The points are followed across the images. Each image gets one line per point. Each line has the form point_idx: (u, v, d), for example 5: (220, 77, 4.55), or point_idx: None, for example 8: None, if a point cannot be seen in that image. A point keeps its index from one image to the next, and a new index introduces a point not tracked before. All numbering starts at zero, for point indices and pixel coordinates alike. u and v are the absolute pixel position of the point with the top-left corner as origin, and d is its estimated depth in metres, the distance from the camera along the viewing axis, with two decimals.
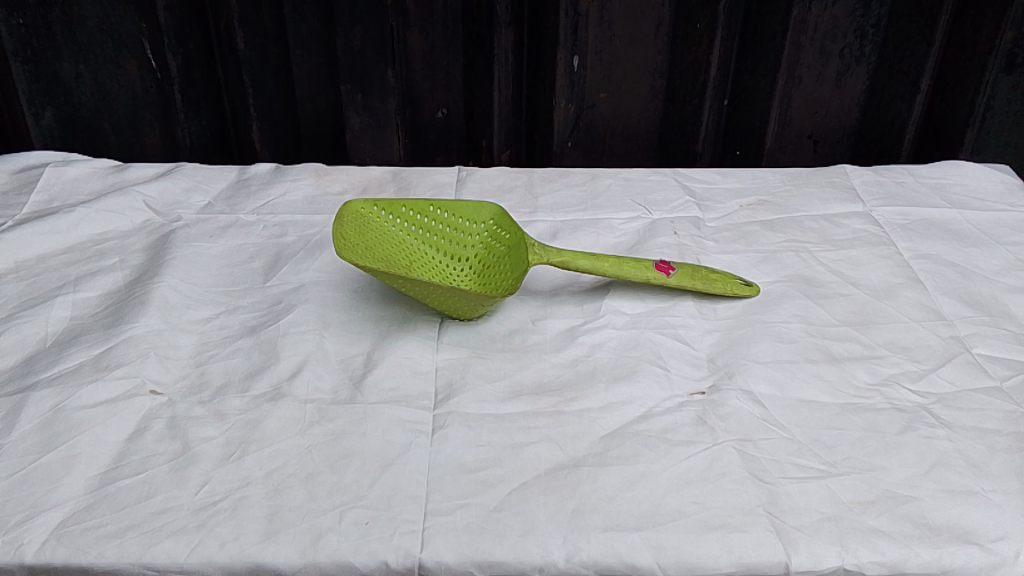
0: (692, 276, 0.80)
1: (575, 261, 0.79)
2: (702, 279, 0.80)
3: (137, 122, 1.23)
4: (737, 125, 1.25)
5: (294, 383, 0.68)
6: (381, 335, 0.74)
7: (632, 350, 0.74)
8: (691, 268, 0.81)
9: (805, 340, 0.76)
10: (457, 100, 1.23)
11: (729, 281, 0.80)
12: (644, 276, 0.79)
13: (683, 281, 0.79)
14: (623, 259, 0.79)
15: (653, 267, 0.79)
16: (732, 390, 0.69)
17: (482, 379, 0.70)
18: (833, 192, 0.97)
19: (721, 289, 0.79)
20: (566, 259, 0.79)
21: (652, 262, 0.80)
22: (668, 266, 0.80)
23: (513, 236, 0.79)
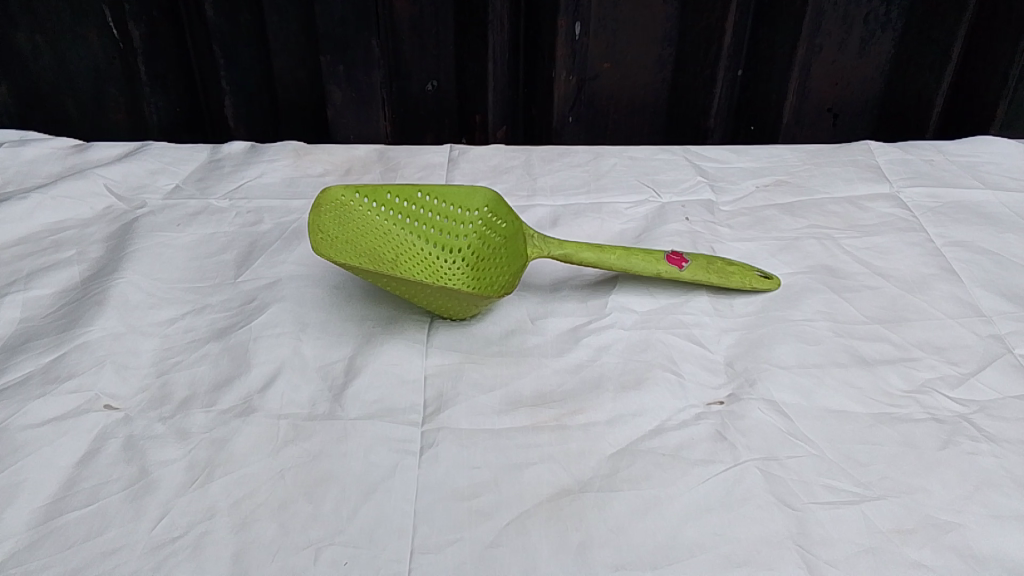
0: (707, 269, 0.72)
1: (578, 253, 0.71)
2: (718, 272, 0.72)
3: (101, 97, 1.15)
4: (752, 98, 1.17)
5: (266, 395, 0.61)
6: (365, 338, 0.67)
7: (642, 353, 0.67)
8: (706, 260, 0.73)
9: (832, 340, 0.69)
10: (448, 71, 1.14)
11: (748, 273, 0.73)
12: (655, 270, 0.71)
13: (698, 275, 0.71)
14: (631, 250, 0.72)
15: (665, 260, 0.72)
16: (754, 401, 0.63)
17: (476, 389, 0.63)
18: (856, 172, 0.89)
19: (739, 284, 0.72)
20: (569, 252, 0.71)
21: (663, 253, 0.73)
22: (681, 258, 0.72)
23: (511, 225, 0.72)
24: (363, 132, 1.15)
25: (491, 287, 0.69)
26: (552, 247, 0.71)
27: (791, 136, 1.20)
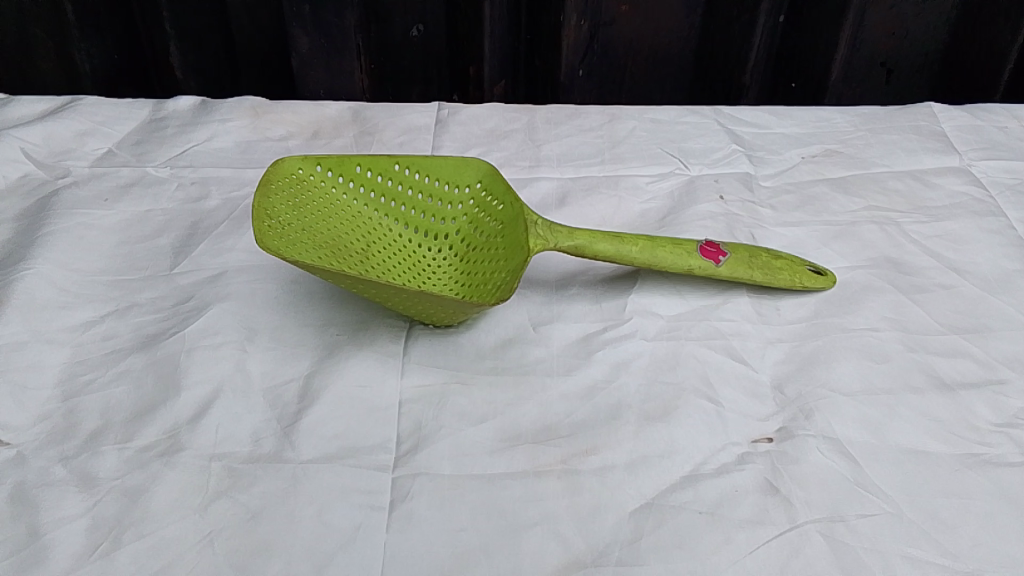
0: (748, 263, 0.58)
1: (591, 243, 0.57)
2: (762, 268, 0.58)
3: (27, 42, 0.98)
4: (796, 51, 1.01)
5: (199, 428, 0.49)
6: (326, 350, 0.54)
7: (669, 374, 0.54)
8: (747, 251, 0.59)
9: (902, 358, 0.56)
10: (437, 14, 0.98)
11: (798, 268, 0.60)
12: (685, 265, 0.57)
13: (738, 271, 0.58)
14: (656, 239, 0.58)
15: (698, 253, 0.58)
16: (811, 439, 0.50)
17: (463, 421, 0.50)
18: (920, 141, 0.75)
19: (787, 282, 0.59)
20: (580, 243, 0.57)
21: (696, 243, 0.59)
22: (718, 251, 0.58)
23: (510, 206, 0.58)
24: (336, 87, 0.99)
25: (484, 284, 0.56)
26: (559, 236, 0.57)
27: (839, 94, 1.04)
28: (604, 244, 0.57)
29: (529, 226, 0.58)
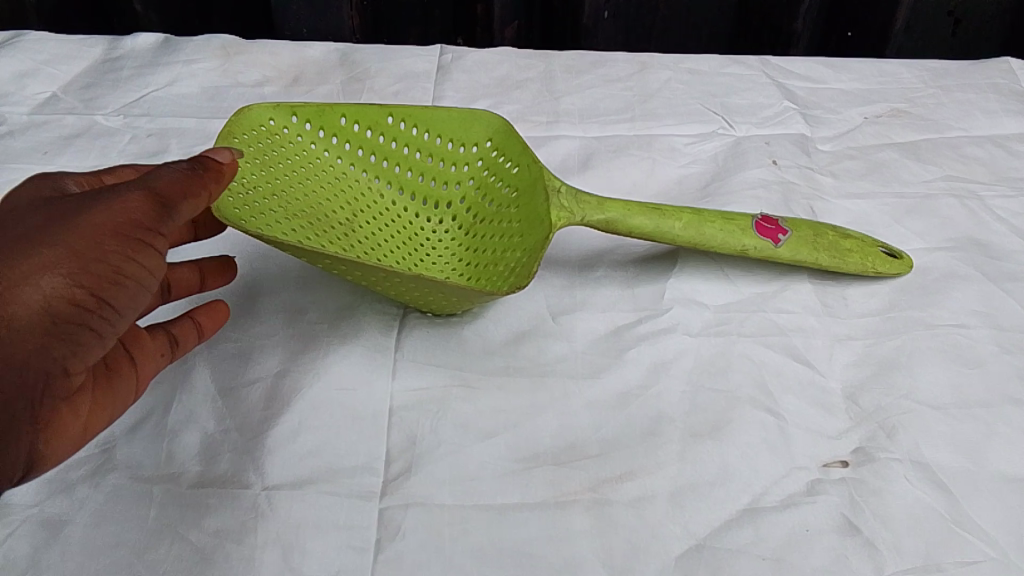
0: (813, 244, 0.48)
1: (626, 216, 0.47)
2: (831, 250, 0.49)
3: None
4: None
5: (141, 440, 0.39)
6: (301, 342, 0.44)
7: (718, 380, 0.44)
8: (811, 229, 0.49)
9: (998, 362, 0.46)
10: None
11: (870, 250, 0.50)
12: (738, 245, 0.47)
13: (800, 253, 0.48)
14: (703, 213, 0.48)
15: (754, 230, 0.48)
16: (896, 463, 0.41)
17: (467, 435, 0.41)
18: (1000, 102, 0.65)
19: (858, 267, 0.49)
20: (612, 215, 0.47)
21: (751, 217, 0.48)
22: (777, 229, 0.48)
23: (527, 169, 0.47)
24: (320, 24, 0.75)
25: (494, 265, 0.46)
26: (586, 208, 0.46)
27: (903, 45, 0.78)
28: (642, 219, 0.47)
29: (550, 194, 0.47)
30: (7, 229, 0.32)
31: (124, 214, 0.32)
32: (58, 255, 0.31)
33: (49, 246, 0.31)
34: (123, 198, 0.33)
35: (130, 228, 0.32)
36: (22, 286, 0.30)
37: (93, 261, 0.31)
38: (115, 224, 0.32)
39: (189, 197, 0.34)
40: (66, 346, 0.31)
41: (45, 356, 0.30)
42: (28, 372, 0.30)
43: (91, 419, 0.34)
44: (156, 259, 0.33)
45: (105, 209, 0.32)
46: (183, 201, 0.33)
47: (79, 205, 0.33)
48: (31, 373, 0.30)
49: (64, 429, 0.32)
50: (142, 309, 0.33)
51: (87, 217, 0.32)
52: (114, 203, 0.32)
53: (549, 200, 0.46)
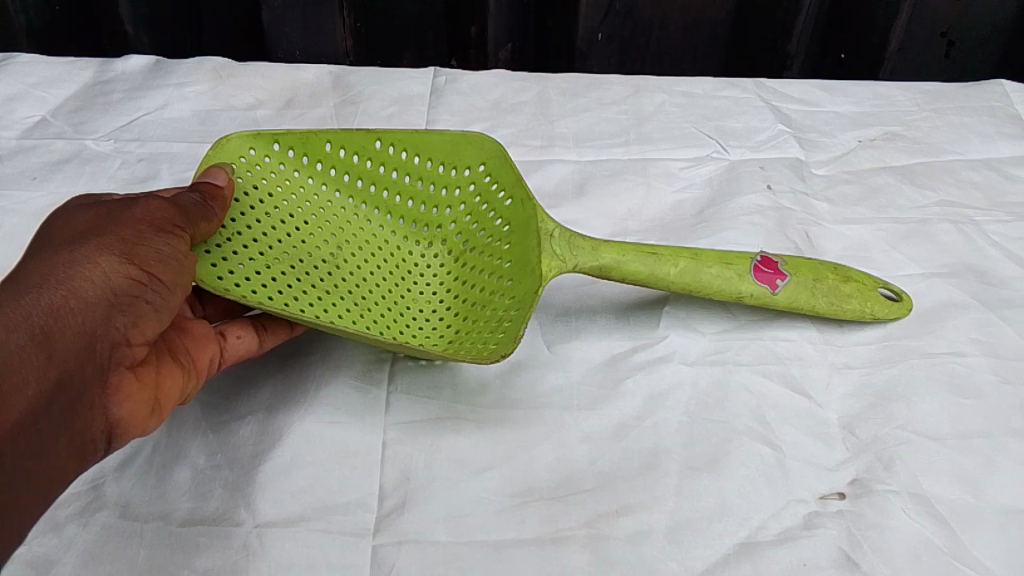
0: (813, 288, 0.47)
1: (623, 258, 0.46)
2: (832, 296, 0.47)
3: None
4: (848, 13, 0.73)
5: (129, 477, 0.39)
6: (294, 374, 0.44)
7: (716, 412, 0.44)
8: (811, 271, 0.47)
9: (998, 392, 0.46)
10: None
11: (873, 293, 0.48)
12: (732, 292, 0.46)
13: (796, 302, 0.46)
14: (701, 255, 0.46)
15: (752, 275, 0.46)
16: (894, 496, 0.41)
17: (462, 470, 0.40)
18: (995, 125, 0.65)
19: (855, 313, 0.48)
20: (607, 259, 0.46)
21: (752, 260, 0.46)
22: (776, 274, 0.46)
23: (520, 201, 0.47)
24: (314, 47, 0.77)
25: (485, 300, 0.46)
26: (579, 253, 0.46)
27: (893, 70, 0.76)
28: (635, 264, 0.45)
29: (543, 239, 0.46)
30: (54, 235, 0.36)
31: (155, 212, 0.37)
32: (109, 243, 0.35)
33: (100, 236, 0.35)
34: (150, 199, 0.37)
35: (165, 222, 0.37)
36: (84, 266, 0.34)
37: (137, 246, 0.35)
38: (151, 218, 0.36)
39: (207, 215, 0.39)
40: (130, 317, 0.35)
41: (111, 326, 0.34)
42: (95, 342, 0.33)
43: (160, 392, 0.38)
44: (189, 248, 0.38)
45: (140, 210, 0.36)
46: (197, 208, 0.39)
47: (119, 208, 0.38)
48: (100, 343, 0.34)
49: (132, 398, 0.36)
50: (166, 304, 0.36)
51: (127, 213, 0.36)
52: (145, 205, 0.37)
53: (542, 246, 0.46)
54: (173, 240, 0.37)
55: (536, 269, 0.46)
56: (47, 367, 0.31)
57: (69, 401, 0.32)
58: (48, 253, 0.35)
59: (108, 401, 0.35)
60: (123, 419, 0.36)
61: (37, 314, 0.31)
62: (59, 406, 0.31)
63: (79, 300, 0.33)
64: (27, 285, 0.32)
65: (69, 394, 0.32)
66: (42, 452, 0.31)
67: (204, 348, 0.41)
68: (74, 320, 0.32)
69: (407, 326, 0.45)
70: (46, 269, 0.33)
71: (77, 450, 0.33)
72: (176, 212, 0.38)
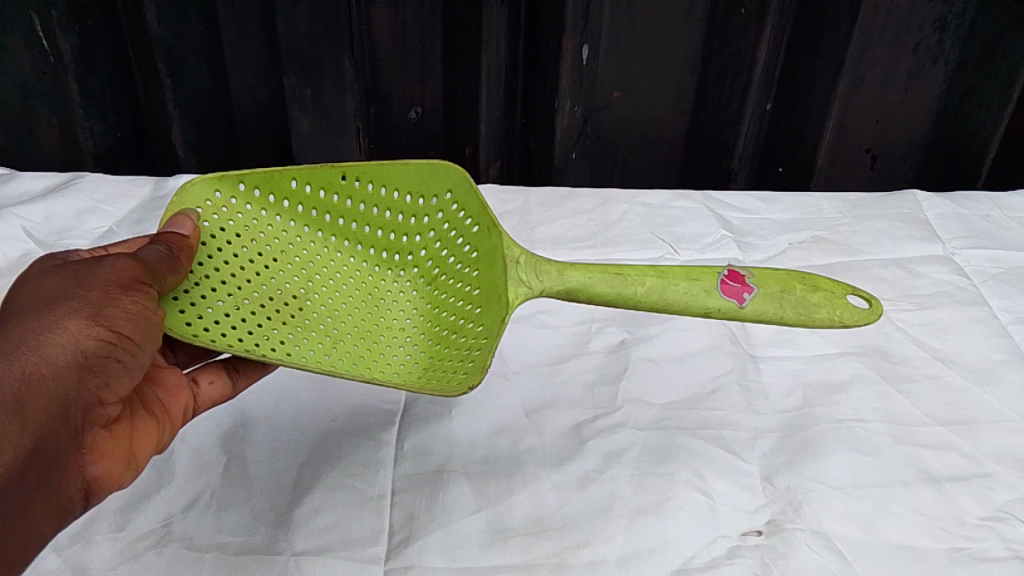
0: (779, 299, 0.52)
1: (592, 284, 0.52)
2: (795, 306, 0.52)
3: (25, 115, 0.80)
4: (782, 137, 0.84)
5: (192, 517, 0.49)
6: (321, 437, 0.54)
7: (660, 466, 0.54)
8: (777, 284, 0.52)
9: (892, 451, 0.56)
10: (436, 94, 0.80)
11: (839, 304, 0.53)
12: (702, 306, 0.51)
13: (763, 312, 0.51)
14: (668, 273, 0.52)
15: (719, 288, 0.52)
16: (802, 533, 0.51)
17: (456, 512, 0.50)
18: (906, 229, 0.77)
19: (824, 321, 0.52)
20: (575, 286, 0.53)
21: (717, 277, 0.52)
22: (742, 288, 0.52)
23: (484, 228, 0.55)
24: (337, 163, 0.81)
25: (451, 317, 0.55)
26: (545, 278, 0.53)
27: (823, 180, 0.89)
28: (603, 288, 0.52)
29: (509, 266, 0.54)
30: (29, 297, 0.42)
31: (121, 273, 0.42)
32: (78, 306, 0.41)
33: (70, 301, 0.41)
34: (116, 261, 0.43)
35: (130, 282, 0.43)
36: (56, 332, 0.39)
37: (104, 310, 0.41)
38: (118, 279, 0.42)
39: (171, 273, 0.45)
40: (99, 376, 0.41)
41: (82, 387, 0.40)
42: (67, 402, 0.39)
43: (136, 443, 0.45)
44: (153, 304, 0.43)
45: (105, 275, 0.42)
46: (160, 264, 0.44)
47: (87, 268, 0.43)
48: (72, 403, 0.40)
49: (106, 455, 0.43)
50: (131, 361, 0.42)
51: (95, 275, 0.42)
52: (111, 268, 0.42)
53: (509, 273, 0.54)
54: (137, 299, 0.42)
55: (503, 296, 0.54)
56: (22, 434, 0.37)
57: (43, 462, 0.38)
58: (23, 318, 0.40)
59: (84, 460, 0.42)
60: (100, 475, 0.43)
61: (11, 382, 0.37)
62: (32, 469, 0.37)
63: (50, 366, 0.39)
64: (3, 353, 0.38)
65: (41, 459, 0.38)
66: (16, 511, 0.37)
67: (178, 398, 0.49)
68: (45, 386, 0.38)
69: (383, 347, 0.53)
70: (21, 335, 0.39)
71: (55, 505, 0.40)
72: (140, 273, 0.43)
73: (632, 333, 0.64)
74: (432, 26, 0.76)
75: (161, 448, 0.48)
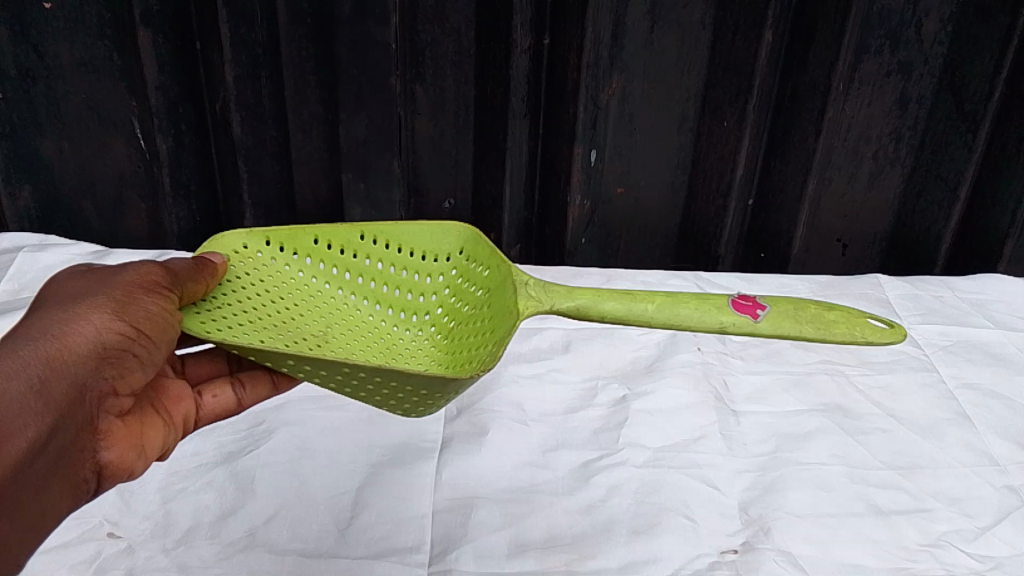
0: (792, 316, 0.62)
1: (601, 301, 0.63)
2: (808, 320, 0.62)
3: (122, 202, 0.95)
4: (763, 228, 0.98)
5: (272, 527, 0.61)
6: (374, 468, 0.66)
7: (654, 496, 0.65)
8: (790, 306, 0.63)
9: (848, 488, 0.68)
10: (467, 189, 0.95)
11: (857, 324, 0.63)
12: (717, 321, 0.62)
13: (775, 327, 0.62)
14: (677, 298, 0.63)
15: (732, 308, 0.62)
16: (769, 551, 0.62)
17: (486, 529, 0.62)
18: (868, 306, 0.90)
19: (843, 338, 0.62)
20: (584, 304, 0.63)
21: (732, 300, 0.63)
22: (754, 308, 0.62)
23: (491, 272, 0.66)
24: None
25: (463, 355, 0.63)
26: (554, 296, 0.64)
27: (800, 266, 1.02)
28: (610, 304, 0.63)
29: (519, 287, 0.65)
30: (62, 293, 0.50)
31: (144, 277, 0.51)
32: (106, 301, 0.49)
33: (98, 297, 0.49)
34: (144, 267, 0.52)
35: (150, 286, 0.51)
36: (84, 321, 0.47)
37: (127, 305, 0.49)
38: (141, 282, 0.50)
39: (190, 282, 0.54)
40: (116, 366, 0.48)
41: (100, 373, 0.47)
42: (89, 383, 0.47)
43: (145, 436, 0.53)
44: (170, 306, 0.51)
45: (130, 278, 0.50)
46: (179, 273, 0.53)
47: (114, 273, 0.51)
48: (92, 386, 0.47)
49: (119, 444, 0.50)
50: (146, 353, 0.50)
51: (122, 279, 0.50)
52: (138, 273, 0.51)
53: (517, 293, 0.65)
54: (157, 301, 0.50)
55: (514, 308, 0.64)
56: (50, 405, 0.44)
57: (65, 434, 0.46)
58: (57, 309, 0.48)
59: (96, 443, 0.49)
60: (110, 459, 0.50)
61: (43, 359, 0.45)
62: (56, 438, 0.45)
63: (75, 352, 0.46)
64: (38, 335, 0.46)
65: (62, 430, 0.45)
66: (39, 471, 0.44)
67: (181, 404, 0.57)
68: (70, 363, 0.46)
69: None
70: (55, 322, 0.47)
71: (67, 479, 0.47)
72: (163, 278, 0.51)
73: (631, 389, 0.76)
74: (465, 133, 0.91)
75: (165, 445, 0.55)
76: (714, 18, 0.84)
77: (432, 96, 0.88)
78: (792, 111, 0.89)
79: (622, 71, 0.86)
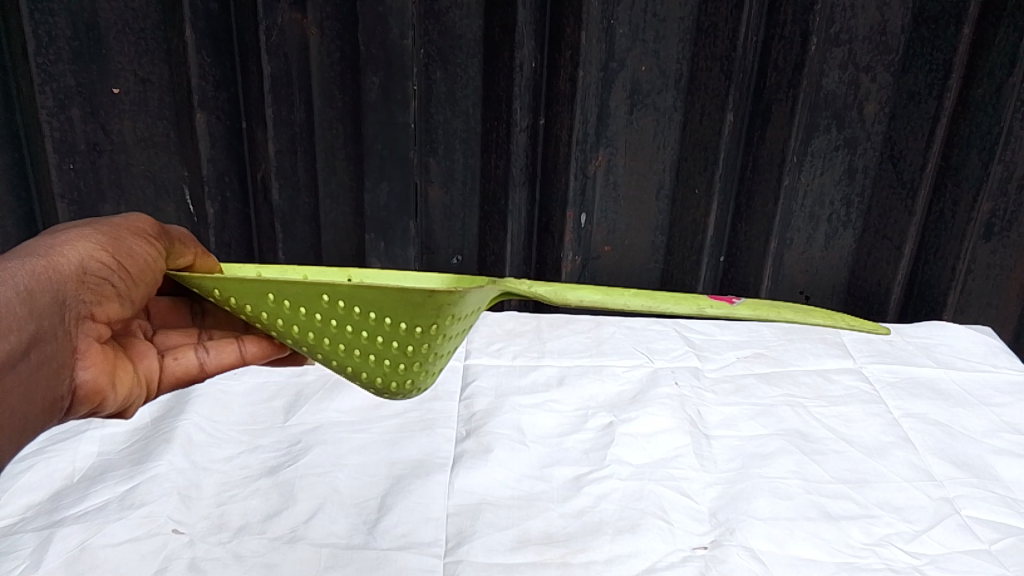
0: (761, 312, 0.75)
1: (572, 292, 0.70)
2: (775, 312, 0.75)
3: None
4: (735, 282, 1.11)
5: (310, 526, 0.72)
6: (395, 479, 0.77)
7: (637, 502, 0.76)
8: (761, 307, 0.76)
9: (803, 497, 0.79)
10: (473, 245, 1.08)
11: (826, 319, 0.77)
12: (696, 307, 0.73)
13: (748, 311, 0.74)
14: (656, 296, 0.73)
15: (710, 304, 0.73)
16: (733, 547, 0.72)
17: (493, 528, 0.72)
18: (825, 349, 1.03)
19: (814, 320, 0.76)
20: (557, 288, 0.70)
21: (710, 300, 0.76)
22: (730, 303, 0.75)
23: None
24: None
25: None
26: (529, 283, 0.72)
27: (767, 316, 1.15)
28: (582, 293, 0.70)
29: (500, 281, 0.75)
30: (58, 231, 0.62)
31: (132, 227, 0.63)
32: (95, 238, 0.61)
33: (89, 236, 0.61)
34: (132, 222, 0.65)
35: (134, 234, 0.63)
36: (73, 249, 0.59)
37: (111, 242, 0.61)
38: (127, 230, 0.63)
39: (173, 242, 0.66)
40: (95, 291, 0.60)
41: (83, 293, 0.59)
42: (69, 300, 0.58)
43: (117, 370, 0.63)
44: (151, 253, 0.63)
45: (116, 225, 0.63)
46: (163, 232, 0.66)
47: (105, 222, 0.64)
48: (73, 304, 0.58)
49: (95, 367, 0.60)
50: (124, 286, 0.61)
51: (112, 226, 0.63)
52: (127, 224, 0.64)
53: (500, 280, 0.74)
54: (141, 245, 0.63)
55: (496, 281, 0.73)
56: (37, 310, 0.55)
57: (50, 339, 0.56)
58: (52, 240, 0.60)
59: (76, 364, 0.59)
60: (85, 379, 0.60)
61: (33, 270, 0.56)
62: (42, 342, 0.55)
63: (63, 270, 0.58)
64: (33, 254, 0.57)
65: (47, 334, 0.55)
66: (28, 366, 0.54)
67: (149, 363, 0.68)
68: (56, 277, 0.57)
69: None
70: (49, 247, 0.58)
71: (51, 382, 0.56)
72: (147, 230, 0.64)
73: (617, 416, 0.87)
74: (471, 199, 1.05)
75: (132, 384, 0.65)
76: (684, 102, 0.99)
77: (442, 167, 1.03)
78: (754, 180, 1.03)
79: (607, 146, 1.01)
